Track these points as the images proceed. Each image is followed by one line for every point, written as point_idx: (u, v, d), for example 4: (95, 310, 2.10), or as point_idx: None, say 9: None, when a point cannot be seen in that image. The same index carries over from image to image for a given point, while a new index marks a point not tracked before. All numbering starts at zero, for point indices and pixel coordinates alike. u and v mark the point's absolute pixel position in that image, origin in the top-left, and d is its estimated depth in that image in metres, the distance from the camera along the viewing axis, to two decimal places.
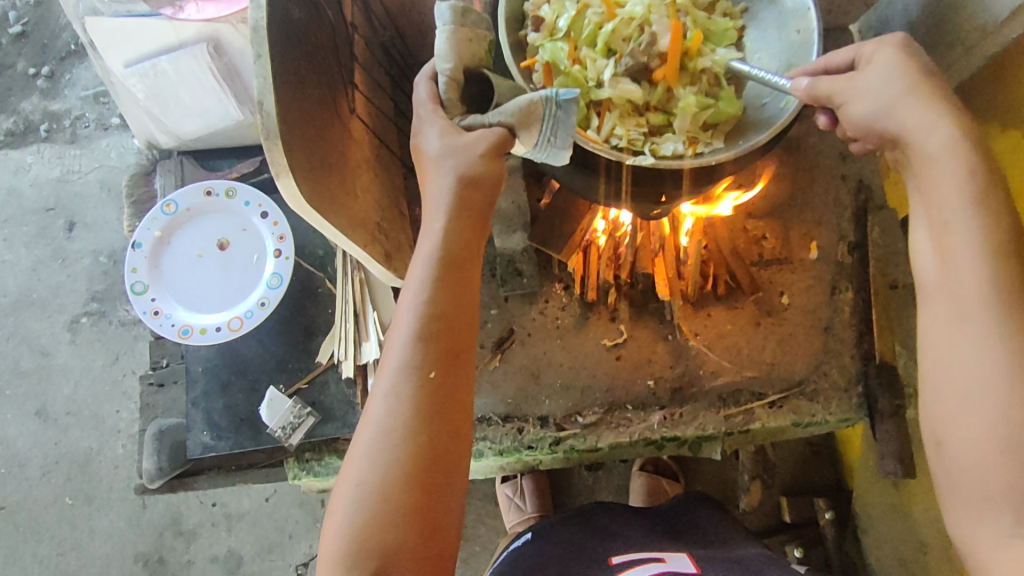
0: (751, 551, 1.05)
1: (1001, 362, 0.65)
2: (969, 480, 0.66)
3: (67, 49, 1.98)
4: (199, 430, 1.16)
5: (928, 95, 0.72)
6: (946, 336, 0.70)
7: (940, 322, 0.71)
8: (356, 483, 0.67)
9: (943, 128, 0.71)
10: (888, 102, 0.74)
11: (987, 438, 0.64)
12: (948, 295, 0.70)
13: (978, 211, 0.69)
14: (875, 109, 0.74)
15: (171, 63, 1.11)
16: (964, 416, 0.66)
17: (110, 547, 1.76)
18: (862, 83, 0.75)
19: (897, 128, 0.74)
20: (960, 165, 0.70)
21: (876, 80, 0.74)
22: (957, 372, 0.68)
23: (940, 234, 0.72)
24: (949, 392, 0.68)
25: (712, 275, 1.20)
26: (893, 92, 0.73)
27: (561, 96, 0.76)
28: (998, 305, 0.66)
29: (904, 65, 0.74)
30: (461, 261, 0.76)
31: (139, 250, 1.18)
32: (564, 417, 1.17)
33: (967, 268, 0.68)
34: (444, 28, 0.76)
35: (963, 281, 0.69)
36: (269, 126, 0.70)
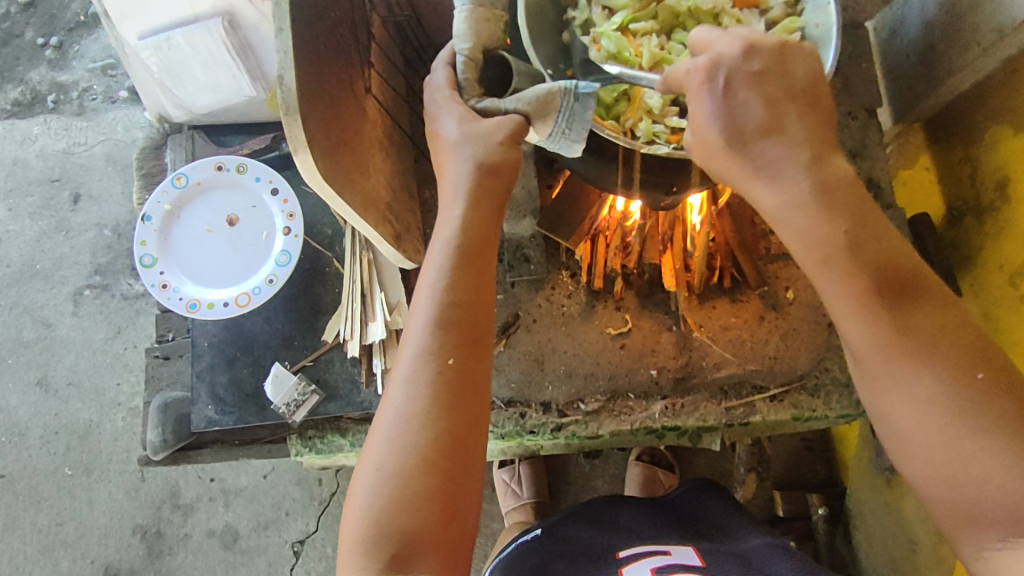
0: (754, 543, 1.06)
1: (921, 413, 0.65)
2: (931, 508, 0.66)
3: (75, 20, 1.96)
4: (203, 404, 1.16)
5: (760, 171, 0.71)
6: (860, 386, 0.70)
7: (853, 374, 0.72)
8: (375, 468, 0.69)
9: (769, 199, 0.71)
10: (722, 173, 0.74)
11: (933, 474, 0.65)
12: (846, 345, 0.71)
13: (833, 273, 0.69)
14: (716, 174, 0.75)
15: (185, 37, 1.11)
16: (902, 456, 0.68)
17: (109, 518, 1.77)
18: (696, 146, 0.75)
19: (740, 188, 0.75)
20: (796, 236, 0.70)
21: (701, 156, 0.74)
22: (883, 414, 0.68)
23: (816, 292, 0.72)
24: (886, 432, 0.69)
25: (718, 268, 1.21)
26: (714, 165, 0.73)
27: (581, 89, 0.76)
28: (890, 347, 0.67)
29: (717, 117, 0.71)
30: (480, 249, 0.77)
31: (148, 223, 1.19)
32: (567, 403, 1.18)
33: (848, 322, 0.69)
34: (462, 9, 0.76)
35: (850, 336, 0.70)
36: (289, 101, 0.70)
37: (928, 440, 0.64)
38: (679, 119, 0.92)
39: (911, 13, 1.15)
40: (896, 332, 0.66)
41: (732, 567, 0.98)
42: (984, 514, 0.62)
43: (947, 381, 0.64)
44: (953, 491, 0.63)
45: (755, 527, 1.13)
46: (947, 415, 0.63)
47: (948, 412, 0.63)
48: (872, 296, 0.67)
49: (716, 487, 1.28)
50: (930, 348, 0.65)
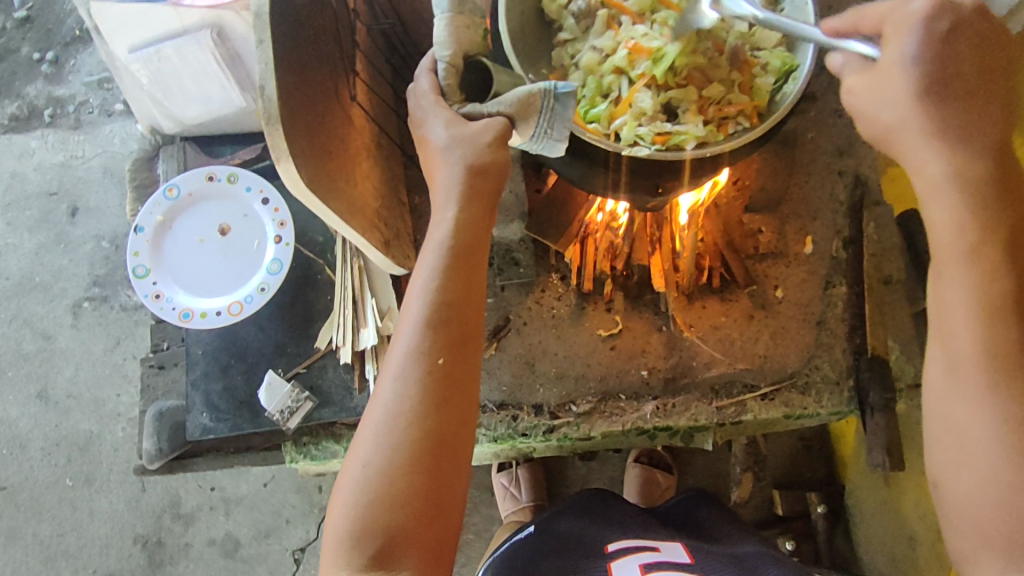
0: (745, 550, 1.07)
1: (996, 431, 0.71)
2: (964, 525, 0.73)
3: (71, 34, 1.98)
4: (198, 412, 1.17)
5: (935, 125, 0.72)
6: (943, 388, 0.77)
7: (939, 374, 0.78)
8: (362, 464, 0.70)
9: (940, 160, 0.73)
10: (891, 124, 0.75)
11: (983, 489, 0.71)
12: (944, 346, 0.78)
13: (971, 269, 0.75)
14: (878, 128, 0.77)
15: (174, 49, 1.12)
16: (959, 468, 0.74)
17: (110, 528, 1.78)
18: (868, 93, 0.75)
19: (899, 147, 0.76)
20: (954, 204, 0.74)
21: (878, 102, 0.74)
22: (950, 425, 0.75)
23: (937, 283, 0.79)
24: (946, 441, 0.76)
25: (707, 268, 1.22)
26: (892, 115, 0.74)
27: (560, 89, 0.77)
28: (992, 363, 0.73)
29: (913, 76, 0.70)
30: (471, 251, 0.78)
31: (141, 234, 1.20)
32: (558, 405, 1.19)
33: (961, 328, 0.75)
34: (441, 16, 0.77)
35: (956, 336, 0.76)
36: (269, 110, 0.71)
37: (997, 459, 0.71)
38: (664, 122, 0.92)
39: None
40: (1015, 345, 0.72)
41: (723, 565, 0.99)
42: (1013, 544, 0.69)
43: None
44: (1000, 513, 0.70)
45: (747, 535, 1.14)
46: (1022, 446, 0.70)
47: (1021, 436, 0.70)
48: (994, 303, 0.74)
49: (703, 497, 1.28)
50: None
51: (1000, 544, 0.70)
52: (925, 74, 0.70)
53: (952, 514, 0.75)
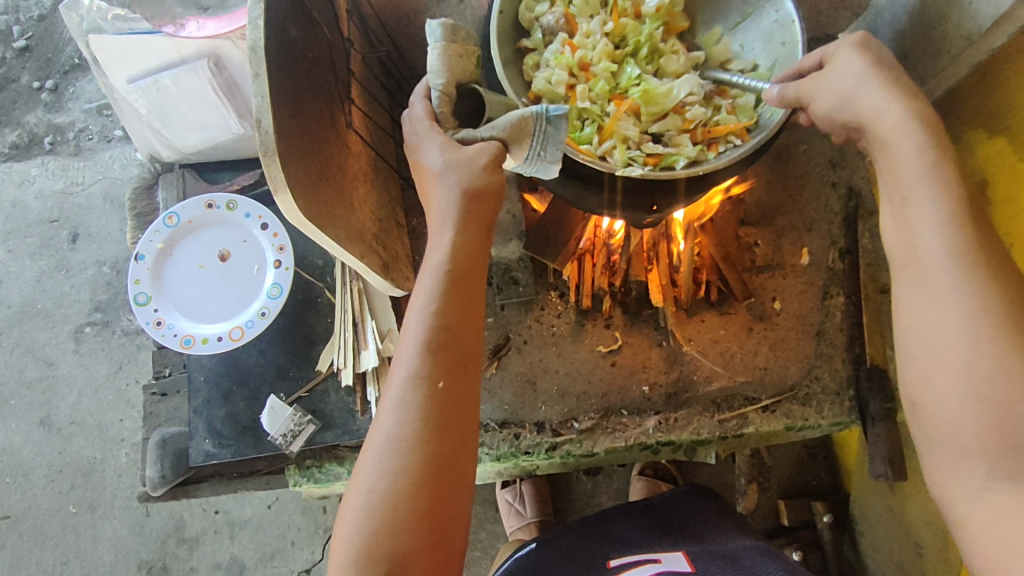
0: (740, 545, 1.09)
1: (967, 321, 0.69)
2: (944, 435, 0.70)
3: (70, 62, 2.01)
4: (201, 438, 1.17)
5: (883, 84, 0.79)
6: (913, 301, 0.74)
7: (906, 288, 0.76)
8: (366, 491, 0.70)
9: (894, 109, 0.78)
10: (845, 95, 0.82)
11: (955, 397, 0.69)
12: (914, 264, 0.75)
13: (933, 184, 0.74)
14: (837, 103, 0.83)
15: (172, 79, 1.14)
16: (934, 375, 0.71)
17: (115, 554, 1.78)
18: (825, 78, 0.84)
19: (861, 116, 0.81)
20: (917, 141, 0.76)
21: (834, 79, 0.83)
22: (925, 335, 0.73)
23: (901, 209, 0.77)
24: (921, 355, 0.73)
25: (704, 282, 1.23)
26: (850, 83, 0.81)
27: (551, 113, 0.78)
28: (958, 267, 0.71)
29: (859, 58, 0.82)
30: (468, 274, 0.78)
31: (141, 262, 1.20)
32: (560, 423, 1.19)
33: (929, 235, 0.73)
34: (435, 45, 0.77)
35: (922, 245, 0.74)
36: (266, 143, 0.72)
37: (970, 357, 0.68)
38: (654, 144, 0.95)
39: (881, 23, 1.18)
40: (973, 246, 0.71)
41: (718, 565, 1.02)
42: (993, 448, 0.65)
43: (1012, 311, 0.67)
44: (977, 420, 0.67)
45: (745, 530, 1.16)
46: (997, 337, 0.67)
47: (998, 327, 0.67)
48: (964, 213, 0.72)
49: (703, 492, 1.32)
50: (999, 279, 0.69)
51: (982, 452, 0.66)
52: (870, 56, 0.82)
53: (937, 423, 0.71)
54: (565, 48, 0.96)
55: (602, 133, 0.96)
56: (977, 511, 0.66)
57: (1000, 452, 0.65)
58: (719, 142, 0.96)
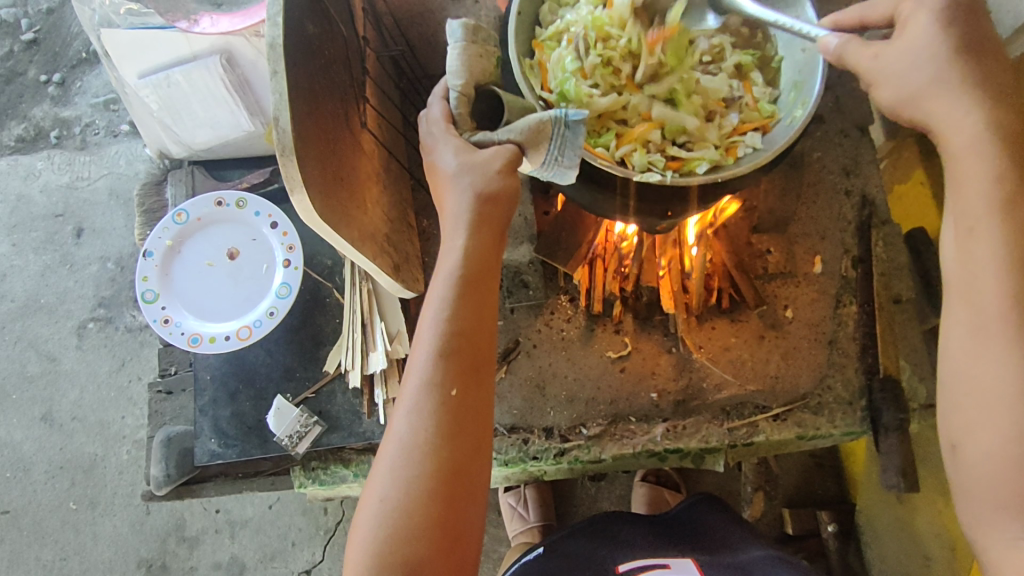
0: (752, 555, 1.09)
1: (1021, 376, 0.70)
2: (983, 482, 0.71)
3: (78, 56, 2.00)
4: (206, 437, 1.16)
5: (961, 82, 0.75)
6: (966, 343, 0.74)
7: (959, 325, 0.76)
8: (379, 498, 0.69)
9: (971, 121, 0.74)
10: (913, 92, 0.77)
11: (1000, 448, 0.70)
12: (971, 305, 0.75)
13: (1004, 223, 0.73)
14: (901, 96, 0.78)
15: (183, 75, 1.13)
16: (978, 423, 0.72)
17: (114, 552, 1.77)
18: (890, 61, 0.78)
19: (930, 117, 0.77)
20: (986, 172, 0.74)
21: (907, 66, 0.77)
22: (974, 380, 0.73)
23: (965, 242, 0.76)
24: (965, 397, 0.74)
25: (716, 289, 1.21)
26: (921, 80, 0.76)
27: (571, 117, 0.77)
28: (1021, 319, 0.71)
29: (942, 35, 0.75)
30: (480, 278, 0.77)
31: (149, 258, 1.19)
32: (569, 428, 1.18)
33: (996, 277, 0.72)
34: (455, 45, 0.76)
35: (985, 287, 0.73)
36: (283, 140, 0.71)
37: (1020, 409, 0.69)
38: (677, 148, 0.94)
39: None
40: None
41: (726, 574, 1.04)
42: None
43: None
44: (1017, 469, 0.68)
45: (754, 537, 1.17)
46: None
47: None
48: None
49: (712, 504, 1.28)
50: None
51: (1020, 508, 0.68)
52: (955, 33, 0.75)
53: (975, 467, 0.72)
54: (580, 47, 0.94)
55: (623, 139, 0.95)
56: (1007, 560, 0.68)
57: None
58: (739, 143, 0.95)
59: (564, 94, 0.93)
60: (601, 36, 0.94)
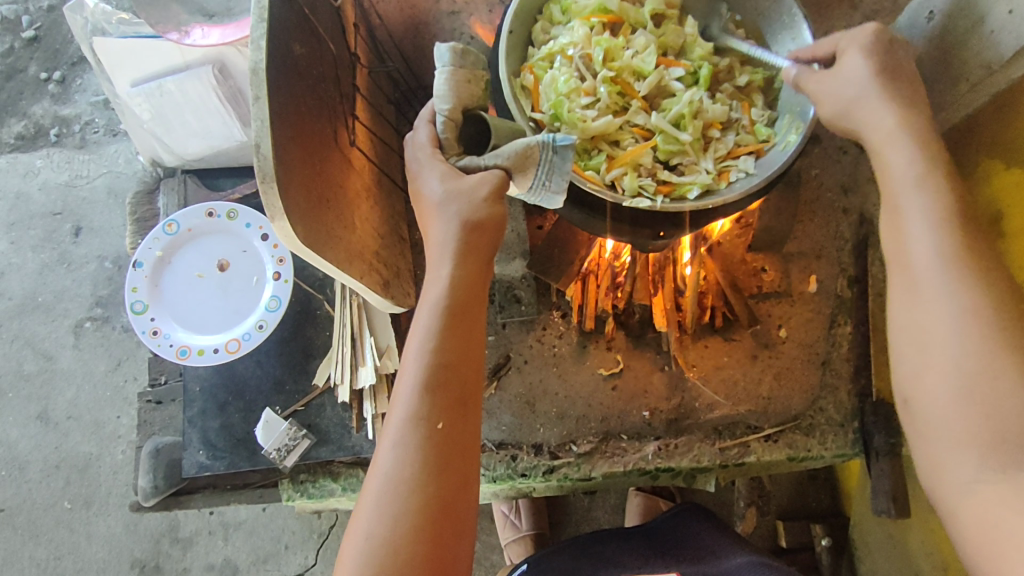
0: (734, 563, 1.07)
1: (954, 318, 0.68)
2: (937, 429, 0.68)
3: (78, 54, 1.99)
4: (195, 449, 1.16)
5: (883, 93, 0.80)
6: (904, 299, 0.74)
7: (896, 284, 0.76)
8: (364, 536, 0.68)
9: (891, 120, 0.79)
10: (847, 103, 0.82)
11: (947, 393, 0.67)
12: (902, 263, 0.75)
13: (923, 188, 0.75)
14: (838, 109, 0.83)
15: (176, 84, 1.12)
16: (925, 373, 0.70)
17: (107, 552, 1.77)
18: (830, 85, 0.84)
19: (857, 124, 0.82)
20: (909, 153, 0.77)
21: (840, 83, 0.83)
22: (916, 331, 0.72)
23: (892, 214, 0.78)
24: (911, 351, 0.72)
25: (710, 307, 1.21)
26: (854, 90, 0.81)
27: (559, 142, 0.76)
28: (949, 267, 0.70)
29: (866, 61, 0.81)
30: (466, 308, 0.76)
31: (139, 269, 1.19)
32: (559, 445, 1.17)
33: (922, 239, 0.73)
34: (443, 70, 0.75)
35: (910, 246, 0.74)
36: (265, 168, 0.70)
37: (960, 354, 0.67)
38: (668, 172, 0.93)
39: None
40: (966, 247, 0.71)
41: None
42: (984, 439, 0.64)
43: (998, 307, 0.67)
44: (966, 408, 0.66)
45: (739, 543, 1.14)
46: (984, 330, 0.67)
47: (987, 323, 0.67)
48: (953, 213, 0.73)
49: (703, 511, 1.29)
50: (986, 274, 0.69)
51: (974, 444, 0.64)
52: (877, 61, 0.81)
53: (928, 419, 0.69)
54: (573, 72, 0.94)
55: (614, 163, 0.93)
56: (966, 508, 0.64)
57: (991, 445, 0.64)
58: (732, 168, 0.93)
59: (557, 114, 0.93)
60: (589, 63, 0.95)
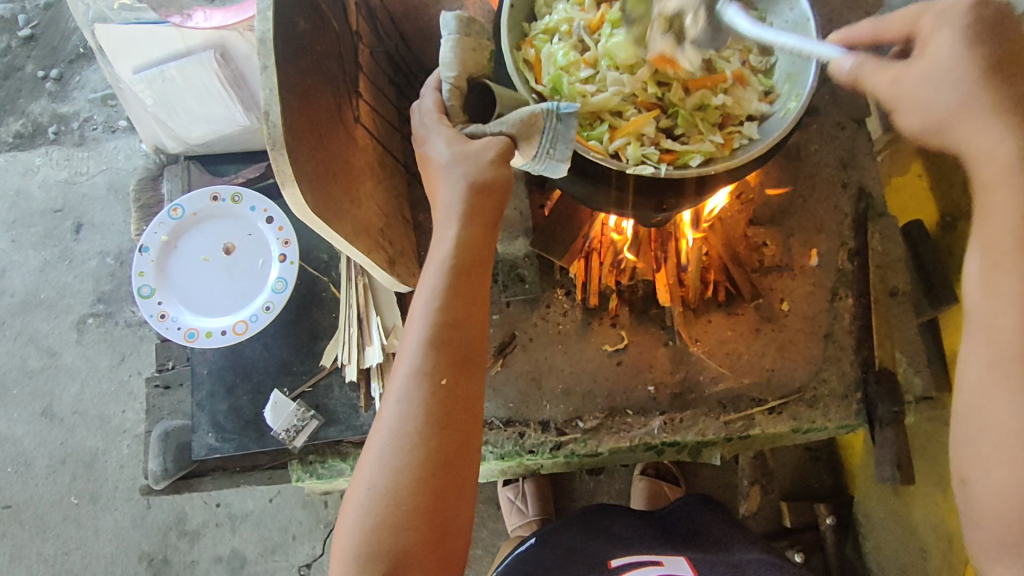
0: (746, 554, 1.10)
1: None
2: (994, 523, 0.66)
3: (75, 52, 2.00)
4: (204, 432, 1.17)
5: (989, 104, 0.68)
6: (982, 374, 0.68)
7: (977, 356, 0.68)
8: (367, 486, 0.69)
9: (1005, 141, 0.67)
10: (941, 114, 0.71)
11: (1010, 487, 0.64)
12: (990, 331, 0.68)
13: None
14: (926, 118, 0.72)
15: (179, 70, 1.13)
16: (991, 463, 0.66)
17: (115, 546, 1.78)
18: (914, 83, 0.71)
19: (954, 137, 0.71)
20: (1019, 187, 0.66)
21: (929, 90, 0.71)
22: (987, 415, 0.67)
23: (989, 268, 0.68)
24: (977, 431, 0.68)
25: (712, 282, 1.22)
26: (947, 103, 0.70)
27: (562, 110, 0.77)
28: None
29: (965, 58, 0.69)
30: (471, 268, 0.77)
31: (145, 254, 1.20)
32: (565, 422, 1.18)
33: (1017, 314, 0.66)
34: (449, 37, 0.76)
35: (1011, 318, 0.66)
36: (275, 135, 0.71)
37: None
38: (671, 140, 0.94)
39: None
40: None
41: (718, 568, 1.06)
42: None
43: None
44: None
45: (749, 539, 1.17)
46: None
47: None
48: None
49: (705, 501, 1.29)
50: None
51: None
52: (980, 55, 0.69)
53: (980, 508, 0.67)
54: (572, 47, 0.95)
55: (617, 133, 0.94)
56: None
57: None
58: (735, 134, 0.95)
59: (557, 88, 0.94)
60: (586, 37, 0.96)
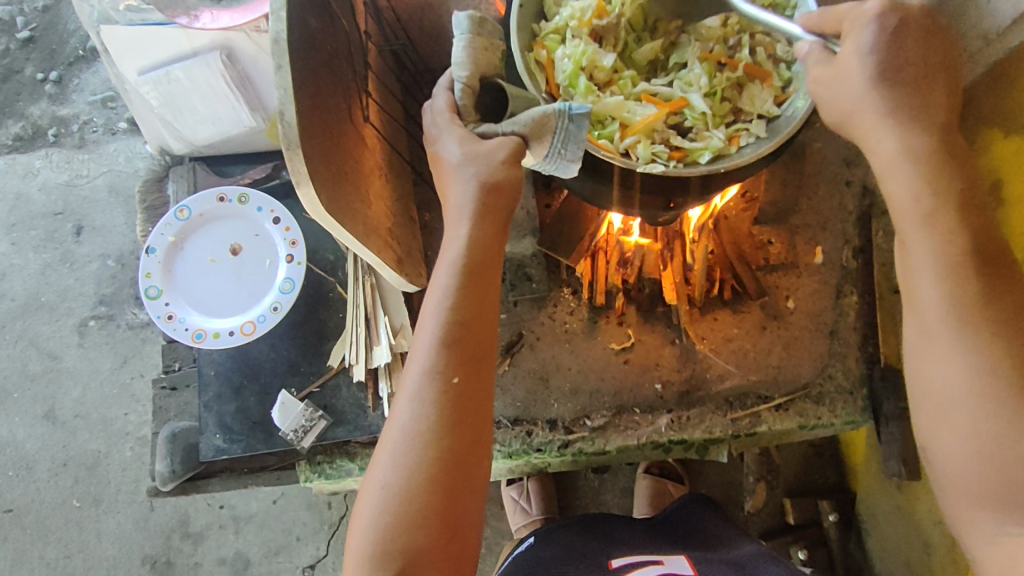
0: (744, 551, 1.09)
1: (971, 379, 0.69)
2: (957, 485, 0.71)
3: (75, 54, 1.99)
4: (211, 433, 1.16)
5: (890, 104, 0.73)
6: (920, 350, 0.75)
7: (915, 336, 0.76)
8: (380, 485, 0.70)
9: (891, 139, 0.73)
10: (848, 109, 0.76)
11: (961, 453, 0.70)
12: (916, 310, 0.75)
13: (931, 230, 0.72)
14: (839, 113, 0.77)
15: (184, 71, 1.13)
16: (941, 430, 0.72)
17: (118, 549, 1.77)
18: (832, 83, 0.76)
19: (859, 131, 0.76)
20: (913, 177, 0.72)
21: (840, 92, 0.75)
22: (931, 388, 0.73)
23: (905, 253, 0.76)
24: (929, 406, 0.74)
25: (718, 280, 1.22)
26: (850, 104, 0.75)
27: (574, 110, 0.77)
28: (958, 324, 0.70)
29: (872, 61, 0.72)
30: (482, 267, 0.77)
31: (152, 254, 1.20)
32: (573, 420, 1.18)
33: (929, 293, 0.72)
34: (461, 37, 0.76)
35: (923, 297, 0.73)
36: (289, 135, 0.71)
37: (976, 414, 0.68)
38: (680, 138, 0.94)
39: None
40: (979, 297, 0.70)
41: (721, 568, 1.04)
42: (999, 494, 0.67)
43: (1014, 362, 0.67)
44: (984, 468, 0.68)
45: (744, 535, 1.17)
46: (999, 393, 0.67)
47: (1003, 382, 0.67)
48: (963, 258, 0.71)
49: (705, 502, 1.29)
50: (998, 326, 0.69)
51: (991, 505, 0.68)
52: (882, 58, 0.72)
53: (947, 474, 0.73)
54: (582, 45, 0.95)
55: (629, 131, 0.94)
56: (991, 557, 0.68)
57: (1003, 502, 0.67)
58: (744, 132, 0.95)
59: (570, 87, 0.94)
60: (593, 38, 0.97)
